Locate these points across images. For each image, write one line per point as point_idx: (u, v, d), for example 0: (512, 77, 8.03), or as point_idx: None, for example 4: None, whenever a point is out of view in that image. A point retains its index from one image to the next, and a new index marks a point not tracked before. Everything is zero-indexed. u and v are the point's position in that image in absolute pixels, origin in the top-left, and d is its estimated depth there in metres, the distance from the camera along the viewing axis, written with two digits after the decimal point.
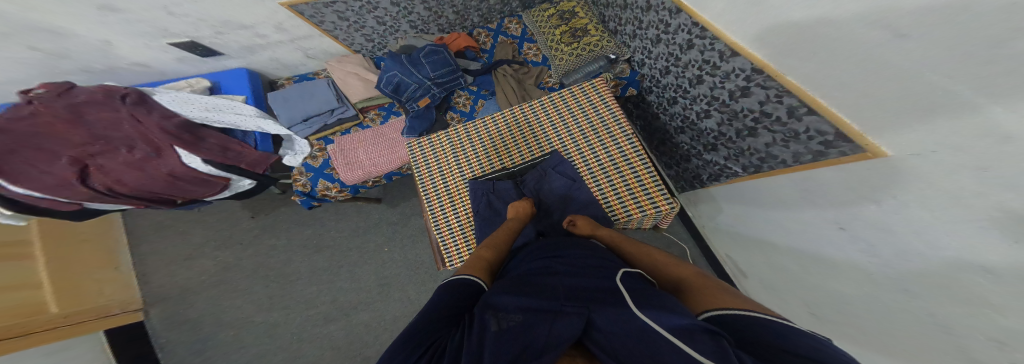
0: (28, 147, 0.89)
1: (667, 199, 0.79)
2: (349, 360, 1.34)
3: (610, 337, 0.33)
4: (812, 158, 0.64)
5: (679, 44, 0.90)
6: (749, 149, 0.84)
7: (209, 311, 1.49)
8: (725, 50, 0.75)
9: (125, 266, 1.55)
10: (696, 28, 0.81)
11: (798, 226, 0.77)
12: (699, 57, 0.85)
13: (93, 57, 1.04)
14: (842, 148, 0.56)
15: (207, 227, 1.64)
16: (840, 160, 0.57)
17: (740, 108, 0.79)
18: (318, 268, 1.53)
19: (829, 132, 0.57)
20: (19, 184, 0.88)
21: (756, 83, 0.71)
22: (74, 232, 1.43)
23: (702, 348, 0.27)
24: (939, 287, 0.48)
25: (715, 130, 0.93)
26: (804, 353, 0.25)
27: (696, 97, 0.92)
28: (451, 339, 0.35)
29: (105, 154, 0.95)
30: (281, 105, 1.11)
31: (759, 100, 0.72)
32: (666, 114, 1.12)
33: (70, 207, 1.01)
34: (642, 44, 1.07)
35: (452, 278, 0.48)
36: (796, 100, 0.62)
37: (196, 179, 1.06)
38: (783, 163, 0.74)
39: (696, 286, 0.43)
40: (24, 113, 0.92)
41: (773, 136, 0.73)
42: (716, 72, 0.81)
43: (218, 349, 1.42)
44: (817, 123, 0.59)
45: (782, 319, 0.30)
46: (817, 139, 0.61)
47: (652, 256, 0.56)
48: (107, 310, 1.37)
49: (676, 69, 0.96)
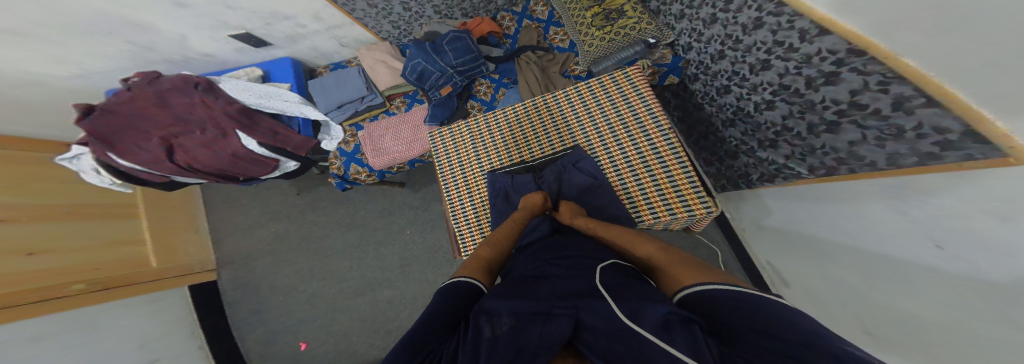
0: (130, 128, 1.08)
1: (704, 203, 0.72)
2: (375, 331, 1.49)
3: (596, 336, 0.37)
4: (920, 161, 0.50)
5: (743, 24, 0.77)
6: (822, 147, 0.71)
7: (262, 276, 1.71)
8: (810, 28, 0.61)
9: (203, 228, 1.80)
10: (772, 3, 0.67)
11: (875, 242, 0.64)
12: (770, 38, 0.71)
13: (172, 48, 1.19)
14: (969, 150, 0.42)
15: (258, 199, 1.81)
16: (960, 165, 0.43)
17: (821, 99, 0.66)
18: (350, 245, 1.66)
19: (954, 130, 0.43)
20: (126, 158, 1.05)
21: (850, 67, 0.57)
22: (168, 199, 1.68)
23: (683, 340, 0.30)
24: (1020, 338, 0.39)
25: (778, 124, 0.80)
26: (784, 324, 0.27)
27: (758, 86, 0.80)
28: (447, 349, 0.38)
29: (185, 134, 1.11)
30: (320, 93, 1.19)
31: (850, 88, 0.58)
32: (711, 106, 1.00)
33: (162, 180, 1.18)
34: (692, 25, 0.95)
35: (451, 280, 0.51)
36: (913, 88, 0.47)
37: (255, 159, 1.18)
38: (870, 166, 0.60)
39: (669, 263, 0.47)
40: (124, 97, 1.09)
41: (864, 133, 0.60)
42: (793, 55, 0.67)
43: (269, 310, 1.64)
44: (936, 117, 0.45)
45: (766, 295, 0.31)
46: (932, 138, 0.47)
47: (625, 236, 0.60)
48: (190, 268, 1.64)
49: (733, 53, 0.84)
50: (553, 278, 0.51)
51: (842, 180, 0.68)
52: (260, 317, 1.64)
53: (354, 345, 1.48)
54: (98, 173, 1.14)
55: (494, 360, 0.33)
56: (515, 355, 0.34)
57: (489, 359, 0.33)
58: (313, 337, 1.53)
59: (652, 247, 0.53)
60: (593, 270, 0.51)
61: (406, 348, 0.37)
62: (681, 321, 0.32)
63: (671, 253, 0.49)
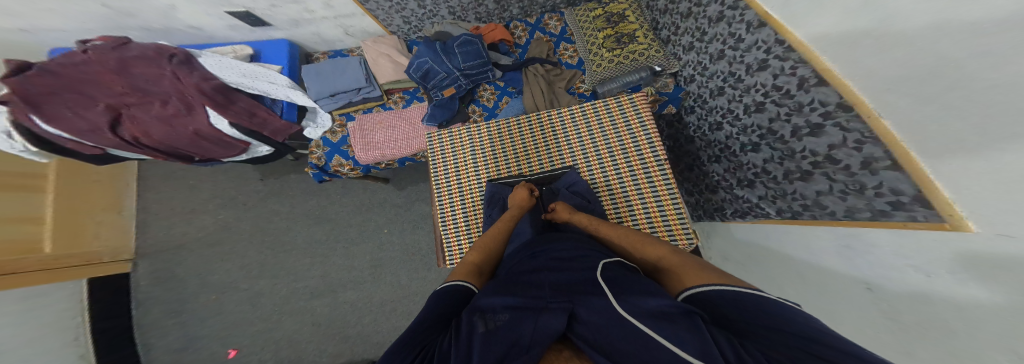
0: (71, 92, 0.96)
1: (687, 231, 0.79)
2: (328, 336, 1.39)
3: (592, 329, 0.37)
4: (872, 216, 0.55)
5: (747, 63, 0.76)
6: (792, 193, 0.74)
7: (196, 272, 1.52)
8: (810, 76, 0.59)
9: (129, 210, 1.58)
10: (780, 46, 0.65)
11: (794, 274, 0.72)
12: (770, 81, 0.70)
13: (154, 17, 1.14)
14: (914, 212, 0.45)
15: (214, 183, 1.62)
16: (904, 224, 0.48)
17: (802, 149, 0.68)
18: (314, 239, 1.52)
19: (907, 193, 0.46)
20: (52, 124, 0.93)
21: (836, 121, 0.57)
22: (88, 173, 1.43)
23: (692, 344, 0.31)
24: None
25: (759, 166, 0.82)
26: (783, 327, 0.32)
27: (748, 127, 0.82)
28: (440, 345, 0.38)
29: (140, 105, 1.00)
30: (312, 78, 1.17)
31: (831, 142, 0.60)
32: (702, 140, 1.03)
33: (94, 152, 1.06)
34: (698, 58, 0.94)
35: (445, 285, 0.49)
36: (884, 150, 0.48)
37: (219, 140, 1.10)
38: (830, 216, 0.64)
39: (672, 264, 0.51)
40: (77, 59, 0.99)
41: (832, 185, 0.63)
42: (786, 102, 0.68)
43: (199, 309, 1.47)
44: (895, 180, 0.48)
45: (758, 292, 0.37)
46: (887, 197, 0.51)
47: (630, 235, 0.63)
48: (99, 257, 1.42)
49: (731, 91, 0.84)
50: (546, 270, 0.52)
51: (799, 224, 0.73)
52: (181, 321, 1.47)
53: (301, 353, 1.38)
54: (11, 138, 0.99)
55: (487, 359, 0.33)
56: (505, 355, 0.34)
57: (482, 357, 0.33)
58: (245, 344, 1.42)
59: (666, 249, 0.55)
60: (595, 265, 0.53)
61: (400, 348, 0.37)
62: (684, 314, 0.36)
63: (684, 257, 0.51)
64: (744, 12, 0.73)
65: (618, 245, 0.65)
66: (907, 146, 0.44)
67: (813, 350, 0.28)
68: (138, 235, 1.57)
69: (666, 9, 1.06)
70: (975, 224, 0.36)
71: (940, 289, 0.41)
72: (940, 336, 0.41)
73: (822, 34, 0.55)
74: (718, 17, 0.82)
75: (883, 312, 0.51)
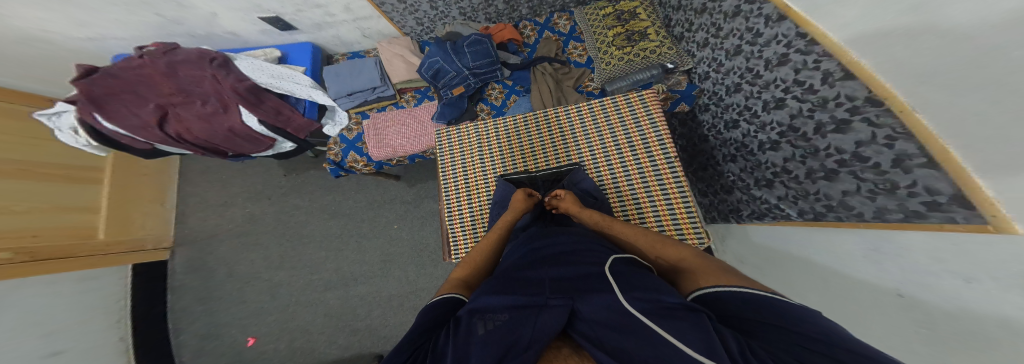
0: (128, 92, 1.07)
1: (697, 231, 0.76)
2: (339, 328, 1.44)
3: (591, 325, 0.37)
4: (904, 218, 0.51)
5: (766, 58, 0.73)
6: (816, 193, 0.69)
7: (223, 262, 1.63)
8: (836, 70, 0.56)
9: (171, 202, 1.71)
10: (802, 39, 0.62)
11: (816, 281, 0.67)
12: (791, 76, 0.67)
13: (199, 24, 1.25)
14: (953, 213, 0.42)
15: (243, 178, 1.73)
16: (941, 226, 0.44)
17: (826, 146, 0.64)
18: (330, 233, 1.59)
19: (944, 193, 0.42)
20: (111, 121, 1.04)
21: (864, 116, 0.53)
22: (138, 167, 1.59)
23: (694, 341, 0.30)
24: None
25: (778, 165, 0.79)
26: (792, 325, 0.30)
27: (766, 124, 0.78)
28: (434, 345, 0.38)
29: (183, 105, 1.09)
30: (332, 79, 1.24)
31: (858, 139, 0.56)
32: (717, 139, 0.99)
33: (144, 147, 1.16)
34: (712, 54, 0.92)
35: (436, 298, 0.49)
36: (916, 147, 0.45)
37: (249, 136, 1.17)
38: (857, 217, 0.60)
39: (693, 266, 0.49)
40: (135, 64, 1.10)
41: (859, 185, 0.59)
42: (809, 97, 0.64)
43: (225, 297, 1.57)
44: (931, 179, 0.44)
45: (774, 294, 0.34)
46: (921, 197, 0.47)
47: (644, 236, 0.62)
48: (142, 244, 1.54)
49: (749, 87, 0.81)
50: (547, 266, 0.52)
51: (823, 226, 0.69)
52: (208, 308, 1.56)
53: (313, 343, 1.44)
54: (76, 134, 1.12)
55: (485, 360, 0.33)
56: (504, 354, 0.34)
57: (481, 357, 0.33)
58: (263, 333, 1.49)
59: (687, 251, 0.53)
60: (604, 260, 0.52)
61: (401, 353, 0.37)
62: (690, 311, 0.35)
63: (706, 259, 0.49)
64: (762, 7, 0.71)
65: (633, 245, 0.63)
66: (943, 141, 0.40)
67: (826, 348, 0.26)
68: (176, 226, 1.70)
69: (679, 6, 1.03)
70: (1021, 224, 0.32)
71: (980, 300, 0.37)
72: (974, 348, 0.37)
73: (847, 26, 0.52)
74: (734, 12, 0.80)
75: (915, 323, 0.46)
